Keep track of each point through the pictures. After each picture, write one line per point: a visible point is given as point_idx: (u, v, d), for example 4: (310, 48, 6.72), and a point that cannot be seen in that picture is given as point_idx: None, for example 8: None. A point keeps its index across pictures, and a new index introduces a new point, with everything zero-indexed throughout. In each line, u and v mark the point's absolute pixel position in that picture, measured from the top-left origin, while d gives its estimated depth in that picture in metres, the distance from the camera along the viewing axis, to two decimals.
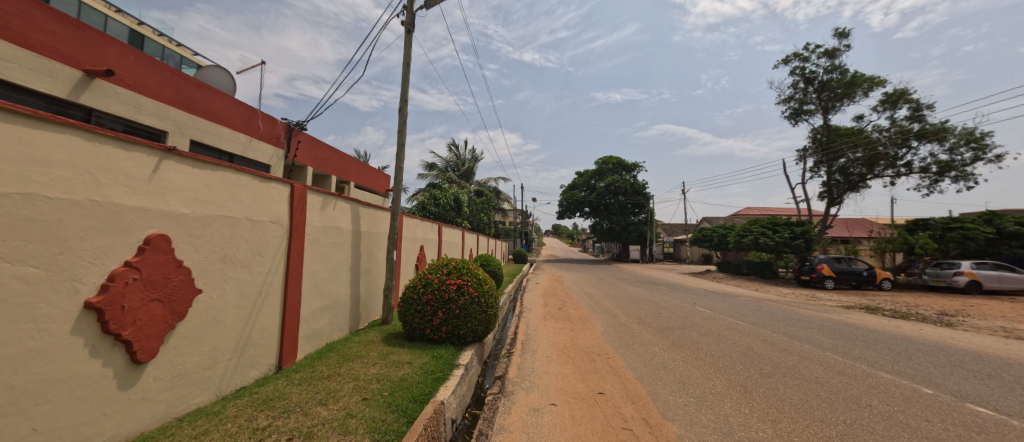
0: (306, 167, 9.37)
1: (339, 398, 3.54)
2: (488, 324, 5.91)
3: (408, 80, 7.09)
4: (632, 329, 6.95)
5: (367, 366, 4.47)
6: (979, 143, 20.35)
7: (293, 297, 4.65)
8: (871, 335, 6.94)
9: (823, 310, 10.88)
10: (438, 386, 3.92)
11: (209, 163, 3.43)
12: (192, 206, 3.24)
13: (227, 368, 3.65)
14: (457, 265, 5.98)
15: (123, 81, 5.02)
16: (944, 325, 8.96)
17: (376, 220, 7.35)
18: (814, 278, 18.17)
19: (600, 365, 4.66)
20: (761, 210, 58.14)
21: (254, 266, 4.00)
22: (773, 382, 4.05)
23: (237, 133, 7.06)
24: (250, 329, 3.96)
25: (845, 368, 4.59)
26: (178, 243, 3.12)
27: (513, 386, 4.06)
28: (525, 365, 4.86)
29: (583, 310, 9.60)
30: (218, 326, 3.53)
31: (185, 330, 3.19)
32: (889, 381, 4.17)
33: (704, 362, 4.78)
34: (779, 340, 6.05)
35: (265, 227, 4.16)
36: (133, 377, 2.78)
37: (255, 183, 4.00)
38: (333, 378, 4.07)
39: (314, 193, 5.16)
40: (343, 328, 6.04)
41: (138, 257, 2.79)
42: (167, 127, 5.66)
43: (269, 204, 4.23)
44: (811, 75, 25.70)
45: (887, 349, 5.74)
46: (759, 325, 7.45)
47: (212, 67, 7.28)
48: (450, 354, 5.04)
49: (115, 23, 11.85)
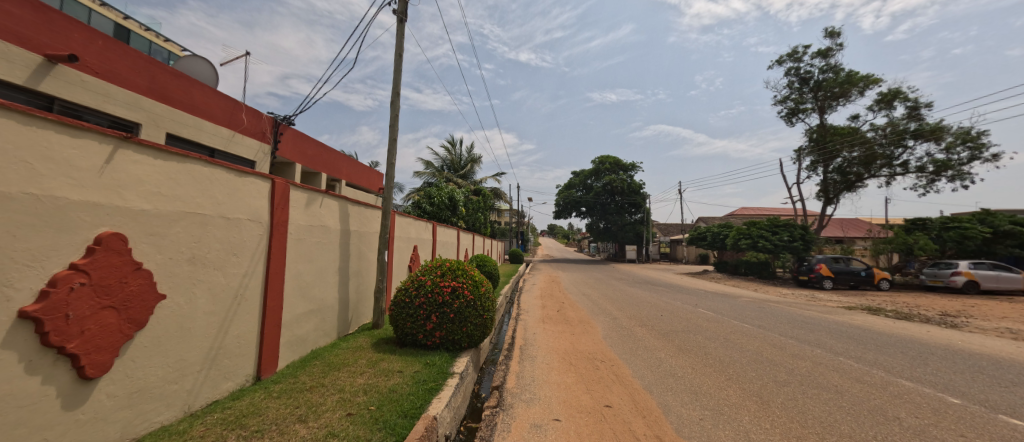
0: (294, 163, 9.02)
1: (320, 414, 3.21)
2: (485, 329, 5.59)
3: (400, 69, 6.77)
4: (634, 333, 6.68)
5: (354, 375, 4.14)
6: (975, 143, 20.40)
7: (273, 301, 4.31)
8: (880, 337, 6.73)
9: (826, 311, 10.68)
10: (430, 398, 3.61)
11: (175, 154, 3.09)
12: (154, 202, 2.90)
13: (196, 381, 3.30)
14: (452, 266, 5.69)
15: (88, 68, 4.62)
16: (949, 326, 8.81)
17: (367, 218, 7.03)
18: (813, 278, 18.04)
19: (605, 374, 4.37)
20: (756, 210, 58.37)
21: (230, 268, 3.66)
22: (790, 391, 3.79)
23: (218, 127, 6.71)
24: (224, 337, 3.62)
25: (863, 375, 4.34)
26: (138, 244, 2.77)
27: (512, 398, 3.76)
28: (524, 374, 4.55)
29: (581, 312, 9.34)
30: (186, 335, 3.19)
31: (146, 340, 2.84)
32: (911, 390, 3.93)
33: (713, 368, 4.53)
34: (788, 344, 5.82)
35: (240, 226, 3.81)
36: (81, 395, 2.44)
37: (230, 177, 3.66)
38: (317, 390, 3.74)
39: (298, 189, 4.82)
40: (330, 333, 5.71)
41: (86, 259, 2.44)
42: (140, 119, 5.31)
43: (247, 201, 3.89)
44: (806, 75, 25.71)
45: (899, 353, 5.53)
46: (764, 328, 7.24)
47: (192, 57, 6.91)
48: (443, 361, 4.72)
49: (99, 17, 11.28)
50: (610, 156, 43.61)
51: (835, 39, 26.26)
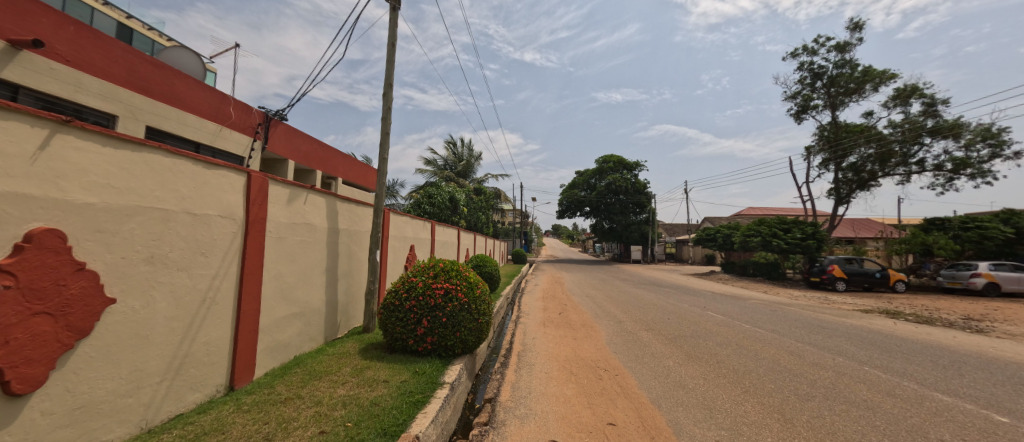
0: (286, 160, 8.78)
1: (290, 431, 2.88)
2: (479, 334, 5.24)
3: (393, 59, 6.46)
4: (640, 338, 6.31)
5: (335, 386, 3.82)
6: (995, 140, 19.73)
7: (249, 305, 4.00)
8: (905, 344, 6.26)
9: (842, 314, 10.17)
10: (415, 413, 3.27)
11: (130, 142, 2.79)
12: (101, 195, 2.58)
13: (155, 394, 3.00)
14: (446, 267, 5.36)
15: (57, 55, 4.35)
16: (975, 331, 8.31)
17: (358, 217, 6.73)
18: (825, 279, 17.48)
19: (609, 385, 4.01)
20: (763, 209, 57.50)
21: (196, 269, 3.35)
22: (815, 407, 3.40)
23: (204, 120, 6.46)
24: (190, 344, 3.31)
25: (893, 388, 3.94)
26: (81, 241, 2.45)
27: (506, 413, 3.42)
28: (520, 385, 4.21)
29: (584, 315, 8.95)
30: (143, 344, 2.89)
31: (91, 350, 2.53)
32: (951, 406, 3.52)
33: (727, 379, 4.14)
34: (807, 352, 5.41)
35: (209, 223, 3.50)
36: (7, 415, 2.10)
37: (198, 169, 3.36)
38: (292, 402, 3.42)
39: (278, 185, 4.52)
40: (316, 337, 5.42)
41: (12, 258, 2.10)
42: (117, 112, 5.06)
43: (218, 195, 3.59)
44: (819, 71, 24.99)
45: (929, 362, 5.10)
46: (779, 333, 6.81)
47: (178, 48, 6.67)
48: (434, 369, 4.38)
49: (101, 15, 11.05)
50: (614, 155, 43.21)
51: (850, 33, 25.46)
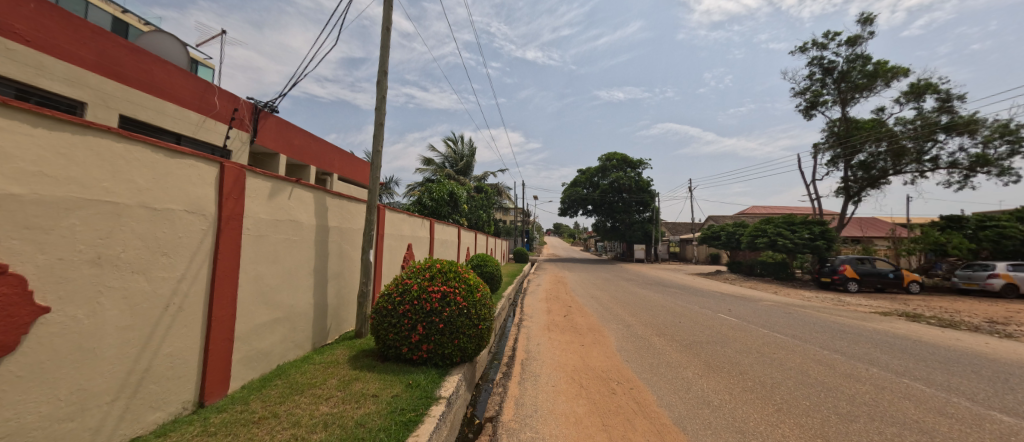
0: (278, 155, 8.40)
1: None
2: (479, 341, 4.81)
3: (387, 44, 6.06)
4: (652, 344, 5.91)
5: (319, 402, 3.43)
6: (1014, 136, 19.18)
7: (222, 310, 3.59)
8: (939, 351, 5.82)
9: (862, 317, 9.73)
10: (404, 436, 2.86)
11: (69, 122, 2.37)
12: (30, 184, 2.16)
13: (105, 416, 2.60)
14: (443, 268, 4.96)
15: (15, 34, 3.94)
16: (1003, 336, 7.89)
17: (350, 214, 6.34)
18: (836, 280, 17.00)
19: (623, 401, 3.61)
20: (766, 208, 56.86)
21: (157, 271, 2.95)
22: (862, 430, 2.98)
23: (185, 110, 6.09)
24: (150, 357, 2.91)
25: (944, 406, 3.52)
26: (3, 240, 2.03)
27: (509, 437, 3.01)
28: (525, 401, 3.80)
29: (590, 318, 8.53)
30: (89, 359, 2.48)
31: (19, 369, 2.11)
32: (1016, 428, 3.09)
33: (755, 395, 3.72)
34: (834, 360, 5.01)
35: (173, 219, 3.09)
36: None
37: (159, 158, 2.96)
38: (266, 423, 3.02)
39: (258, 177, 4.12)
40: (302, 344, 5.03)
41: None
42: (86, 98, 4.67)
43: (184, 187, 3.18)
44: (829, 66, 24.40)
45: (971, 373, 4.69)
46: (801, 338, 6.39)
47: (158, 34, 6.29)
48: (429, 381, 3.98)
49: (95, 9, 10.66)
50: (617, 153, 42.82)
51: (862, 26, 24.80)
